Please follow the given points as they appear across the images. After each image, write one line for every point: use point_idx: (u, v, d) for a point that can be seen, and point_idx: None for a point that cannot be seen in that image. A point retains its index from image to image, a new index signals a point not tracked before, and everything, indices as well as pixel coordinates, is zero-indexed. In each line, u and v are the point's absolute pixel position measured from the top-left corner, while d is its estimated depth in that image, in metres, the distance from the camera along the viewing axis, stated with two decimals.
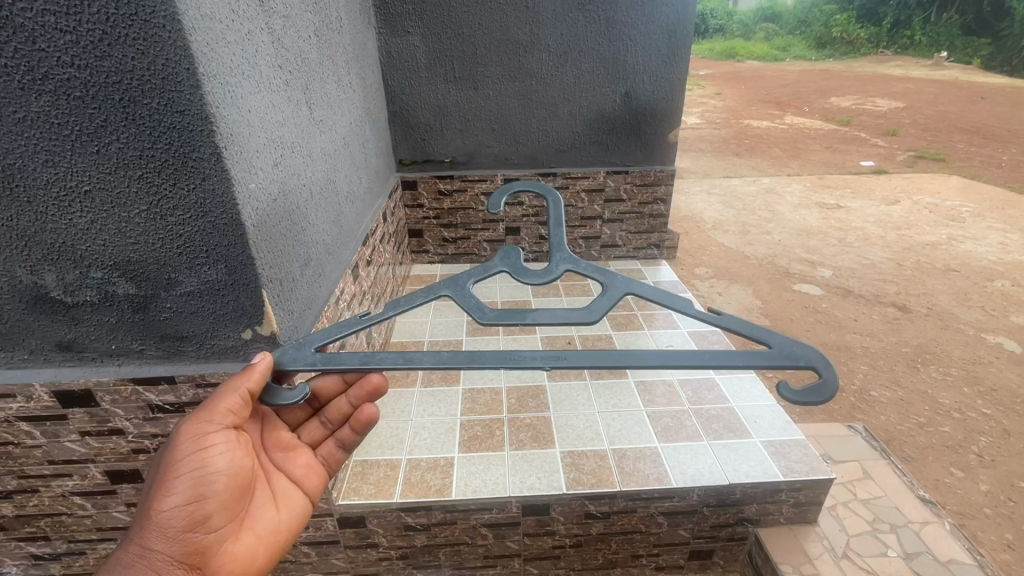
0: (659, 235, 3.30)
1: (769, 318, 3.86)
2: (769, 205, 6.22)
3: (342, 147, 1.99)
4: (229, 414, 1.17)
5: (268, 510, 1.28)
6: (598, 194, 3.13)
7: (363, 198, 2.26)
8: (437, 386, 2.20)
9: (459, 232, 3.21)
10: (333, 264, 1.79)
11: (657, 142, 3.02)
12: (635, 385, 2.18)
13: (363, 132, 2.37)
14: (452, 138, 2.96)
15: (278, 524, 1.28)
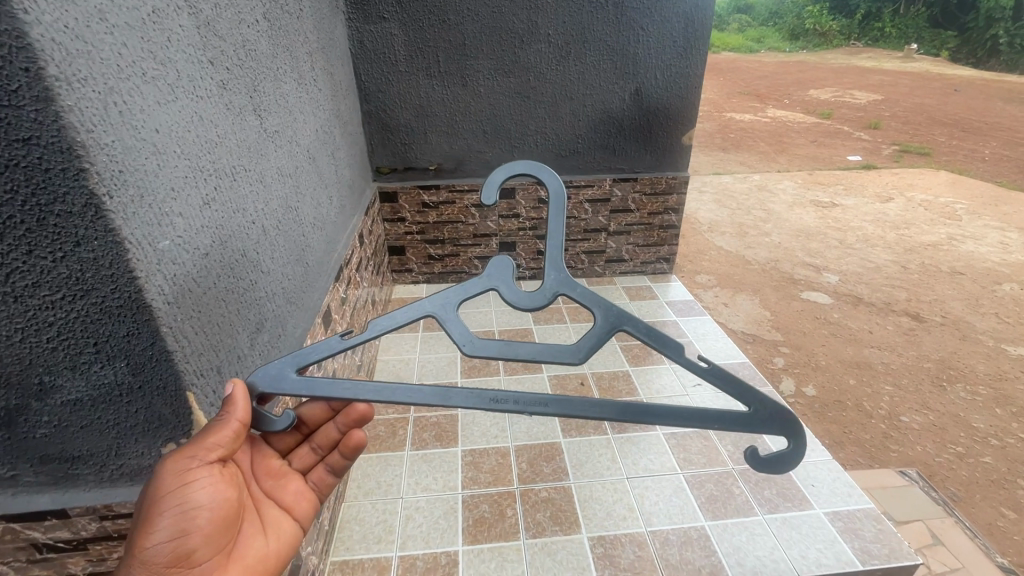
0: (670, 248, 2.97)
1: (781, 331, 3.58)
2: (763, 204, 5.97)
3: (306, 164, 1.59)
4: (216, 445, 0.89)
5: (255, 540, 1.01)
6: (603, 204, 2.78)
7: (334, 220, 1.86)
8: (431, 447, 1.83)
9: (446, 248, 2.83)
10: (298, 317, 1.40)
11: (669, 145, 2.68)
12: (665, 440, 1.85)
13: (333, 141, 1.96)
14: (438, 143, 2.57)
15: (268, 557, 1.01)
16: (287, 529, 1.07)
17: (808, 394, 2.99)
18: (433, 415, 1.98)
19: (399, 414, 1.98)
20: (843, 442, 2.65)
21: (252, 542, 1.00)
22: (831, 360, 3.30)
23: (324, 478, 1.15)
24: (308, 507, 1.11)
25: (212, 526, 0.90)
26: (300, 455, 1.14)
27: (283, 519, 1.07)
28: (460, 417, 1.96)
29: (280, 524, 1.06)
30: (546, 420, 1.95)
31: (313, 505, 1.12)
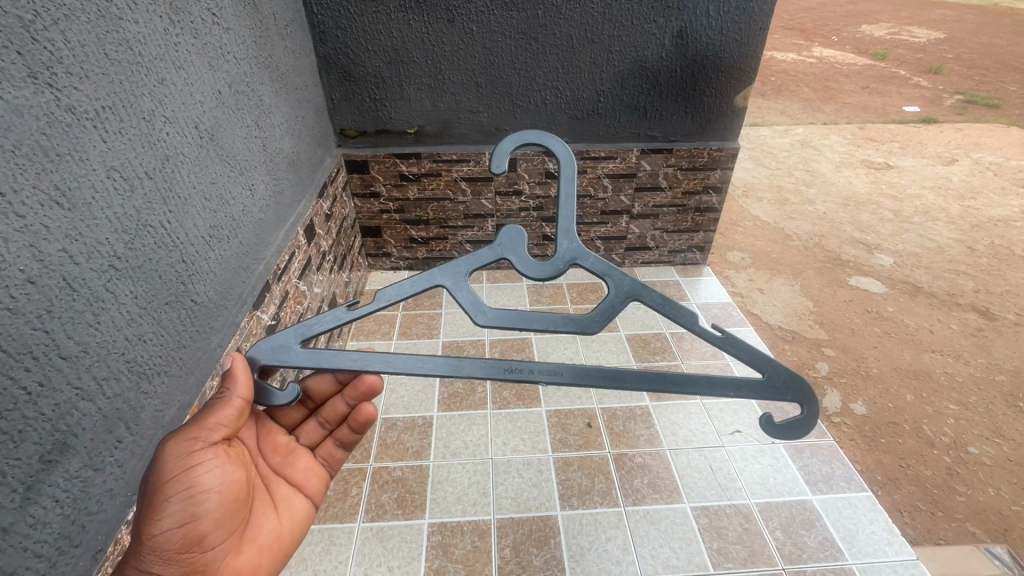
0: (705, 235, 2.42)
1: (825, 328, 3.07)
2: (806, 163, 5.24)
3: (193, 150, 1.07)
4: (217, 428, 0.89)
5: (268, 517, 1.02)
6: (627, 180, 2.23)
7: (259, 217, 1.37)
8: (389, 518, 1.43)
9: (431, 231, 2.32)
10: (161, 397, 0.94)
11: (716, 106, 2.07)
12: (695, 521, 1.42)
13: (260, 104, 1.41)
14: (418, 99, 1.99)
15: (281, 535, 1.02)
16: (298, 505, 1.08)
17: (857, 413, 2.52)
18: (396, 466, 1.56)
19: (356, 462, 1.57)
20: (899, 478, 2.21)
21: (263, 523, 1.00)
22: (884, 367, 2.80)
23: (332, 452, 1.17)
24: (318, 482, 1.13)
25: (221, 511, 0.89)
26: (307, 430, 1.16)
27: (294, 496, 1.08)
28: (432, 474, 1.54)
29: (289, 501, 1.07)
30: (540, 482, 1.52)
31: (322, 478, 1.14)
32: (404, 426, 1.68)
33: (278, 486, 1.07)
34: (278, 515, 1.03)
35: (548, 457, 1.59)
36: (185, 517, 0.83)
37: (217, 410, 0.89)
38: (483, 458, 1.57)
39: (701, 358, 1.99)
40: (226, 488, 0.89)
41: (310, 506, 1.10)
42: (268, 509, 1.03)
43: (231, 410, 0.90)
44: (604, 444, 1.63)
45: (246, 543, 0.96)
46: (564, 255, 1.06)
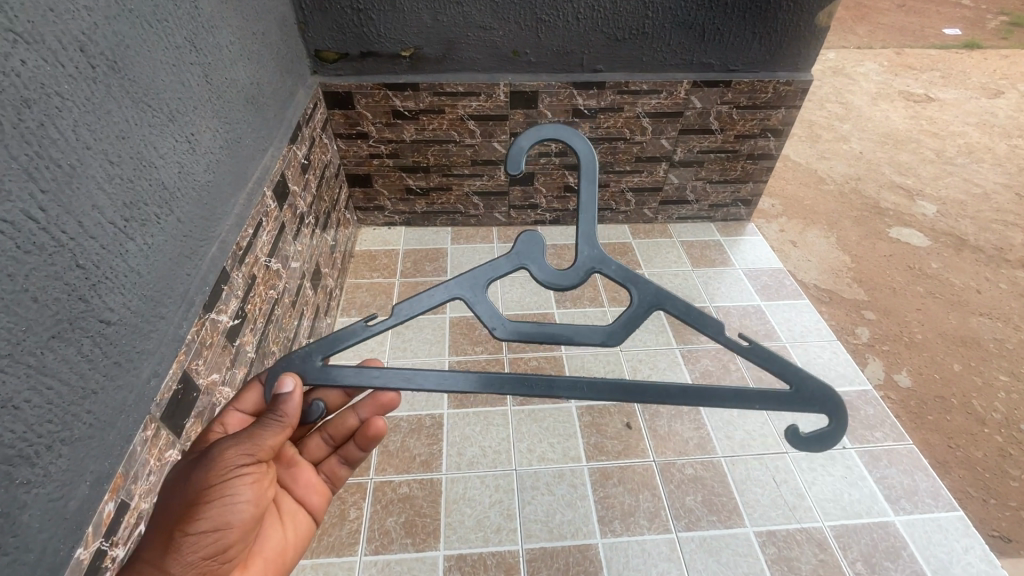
0: (754, 186, 2.07)
1: (866, 288, 2.55)
2: (839, 94, 4.29)
3: (81, 88, 0.69)
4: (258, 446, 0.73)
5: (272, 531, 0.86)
6: (671, 120, 1.83)
7: (206, 179, 0.99)
8: (397, 549, 1.19)
9: (432, 180, 1.94)
10: (58, 480, 0.63)
11: (791, 26, 1.64)
12: (761, 552, 1.21)
13: (196, 15, 0.99)
14: (414, 10, 1.54)
15: (284, 551, 0.87)
16: (303, 522, 0.92)
17: (901, 384, 2.10)
18: (402, 481, 1.31)
19: (354, 476, 1.31)
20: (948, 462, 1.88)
21: (270, 537, 0.86)
22: (929, 333, 2.36)
23: (338, 470, 0.99)
24: (322, 498, 0.96)
25: (251, 528, 0.74)
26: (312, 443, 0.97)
27: (298, 513, 0.92)
28: (445, 491, 1.29)
29: (293, 517, 0.91)
30: (575, 501, 1.28)
31: (328, 496, 0.98)
32: (409, 428, 1.41)
33: (283, 500, 0.91)
34: (282, 530, 0.88)
35: (583, 467, 1.34)
36: (217, 531, 0.69)
37: (273, 425, 0.73)
38: (507, 469, 1.33)
39: (753, 340, 1.70)
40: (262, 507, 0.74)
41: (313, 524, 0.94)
42: (274, 521, 0.87)
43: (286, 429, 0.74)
44: (647, 451, 1.38)
45: (253, 559, 0.81)
46: (586, 259, 0.82)
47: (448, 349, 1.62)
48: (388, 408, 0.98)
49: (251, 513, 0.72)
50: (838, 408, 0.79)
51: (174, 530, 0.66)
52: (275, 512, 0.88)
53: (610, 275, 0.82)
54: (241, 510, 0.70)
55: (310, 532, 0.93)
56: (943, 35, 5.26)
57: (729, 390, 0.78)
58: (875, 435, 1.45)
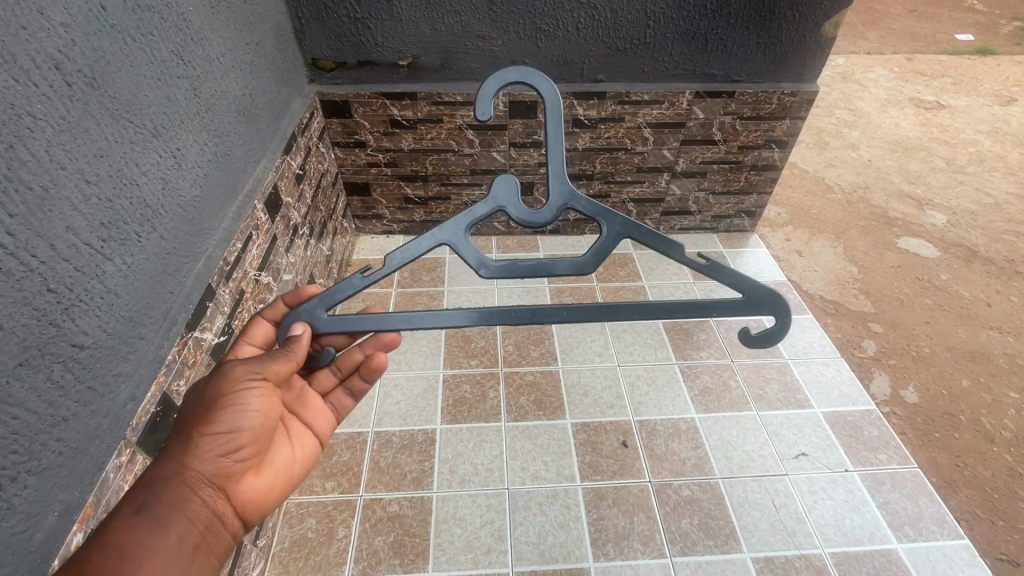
0: (757, 198, 2.03)
1: (873, 300, 2.33)
2: (847, 101, 4.16)
3: (55, 107, 0.67)
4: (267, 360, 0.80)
5: (282, 448, 0.87)
6: (673, 131, 1.80)
7: (193, 193, 0.98)
8: (384, 571, 1.17)
9: (430, 189, 1.92)
10: (22, 512, 0.61)
11: (796, 36, 1.61)
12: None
13: (184, 27, 0.97)
14: (412, 19, 1.52)
15: (295, 468, 0.89)
16: (311, 444, 0.94)
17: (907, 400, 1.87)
18: (392, 498, 1.28)
19: (343, 493, 1.29)
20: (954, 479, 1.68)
21: (279, 452, 0.87)
22: (937, 347, 2.13)
23: (340, 400, 1.01)
24: (328, 425, 0.98)
25: (261, 438, 0.79)
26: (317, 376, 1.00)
27: (305, 434, 0.93)
28: (436, 509, 1.26)
29: (302, 439, 0.92)
30: (567, 523, 1.25)
31: (334, 424, 0.99)
32: (400, 443, 1.39)
33: (291, 421, 0.92)
34: (291, 449, 0.89)
35: (577, 487, 1.31)
36: (230, 434, 0.74)
37: (281, 354, 0.82)
38: (502, 487, 1.31)
39: (754, 356, 1.67)
40: (271, 419, 0.79)
41: (320, 448, 0.96)
42: (282, 438, 0.89)
43: (294, 358, 0.82)
44: (642, 471, 1.35)
45: (264, 468, 0.83)
46: (558, 200, 0.88)
47: (442, 363, 1.60)
48: (391, 346, 1.04)
49: (260, 422, 0.77)
50: (780, 306, 0.90)
51: (189, 432, 0.72)
52: (282, 430, 0.90)
53: (581, 210, 0.88)
54: (252, 417, 0.76)
55: (317, 454, 0.95)
56: (955, 41, 5.13)
57: (689, 304, 0.88)
58: (878, 458, 1.41)
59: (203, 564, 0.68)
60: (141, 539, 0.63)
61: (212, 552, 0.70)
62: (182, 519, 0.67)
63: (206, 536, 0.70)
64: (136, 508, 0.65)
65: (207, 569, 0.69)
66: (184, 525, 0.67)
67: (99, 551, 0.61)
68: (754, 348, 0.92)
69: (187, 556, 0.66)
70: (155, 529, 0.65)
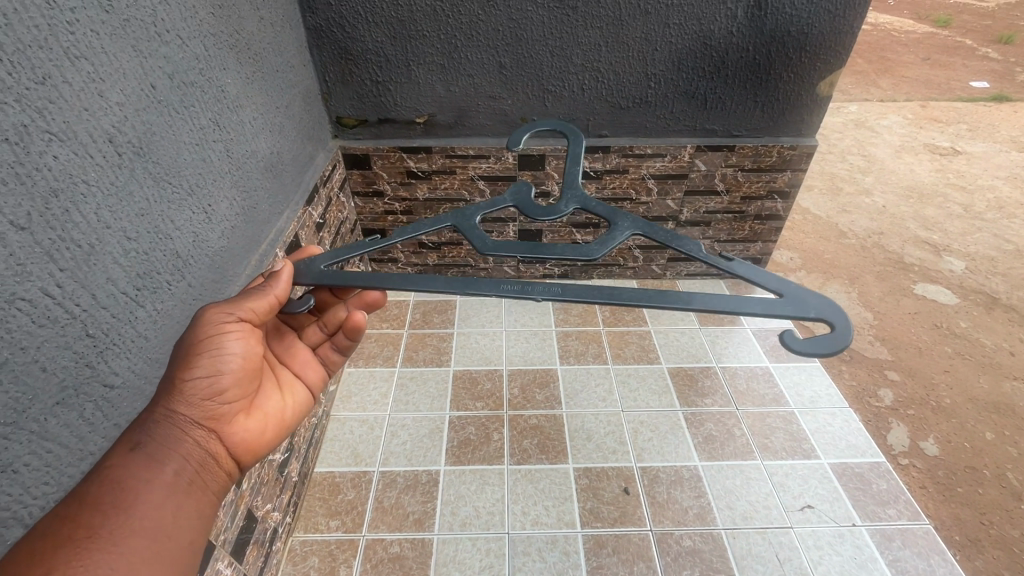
0: (762, 245, 2.07)
1: (890, 347, 2.12)
2: (861, 147, 4.11)
3: (106, 175, 0.77)
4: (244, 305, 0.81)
5: (272, 395, 0.90)
6: (676, 182, 1.87)
7: (219, 243, 1.07)
8: None
9: (443, 235, 2.01)
10: None
11: (792, 95, 1.69)
12: None
13: (222, 97, 1.09)
14: (429, 82, 1.65)
15: (287, 413, 0.91)
16: (301, 393, 0.96)
17: (927, 453, 1.64)
18: (393, 539, 1.31)
19: (346, 533, 1.32)
20: (981, 539, 1.41)
21: (269, 397, 0.89)
22: (958, 398, 1.90)
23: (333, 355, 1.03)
24: (320, 376, 1.00)
25: (246, 380, 0.82)
26: (308, 331, 1.02)
27: (295, 383, 0.95)
28: (436, 552, 1.28)
29: (292, 387, 0.94)
30: (566, 571, 1.25)
31: (324, 376, 1.01)
32: (405, 484, 1.42)
33: (280, 371, 0.94)
34: (282, 397, 0.91)
35: (577, 534, 1.32)
36: (214, 375, 0.77)
37: (259, 294, 0.82)
38: (502, 531, 1.32)
39: (759, 405, 1.67)
40: (252, 362, 0.82)
41: (312, 399, 0.98)
42: (272, 385, 0.91)
43: (270, 298, 0.83)
44: (644, 519, 1.35)
45: (254, 410, 0.85)
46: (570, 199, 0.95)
47: (449, 404, 1.64)
48: (375, 306, 1.06)
49: (242, 365, 0.80)
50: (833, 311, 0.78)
51: (175, 373, 0.74)
52: (271, 378, 0.92)
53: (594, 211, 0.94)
54: (232, 361, 0.79)
55: (308, 403, 0.97)
56: (970, 88, 5.09)
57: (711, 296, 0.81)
58: (888, 513, 1.39)
59: (196, 498, 0.72)
60: (131, 479, 0.66)
61: (206, 488, 0.74)
62: (173, 457, 0.71)
63: (199, 473, 0.74)
64: (130, 447, 0.68)
65: (201, 505, 0.72)
66: (176, 462, 0.71)
67: (97, 487, 0.64)
68: (814, 351, 0.73)
69: (180, 491, 0.70)
70: (148, 465, 0.68)
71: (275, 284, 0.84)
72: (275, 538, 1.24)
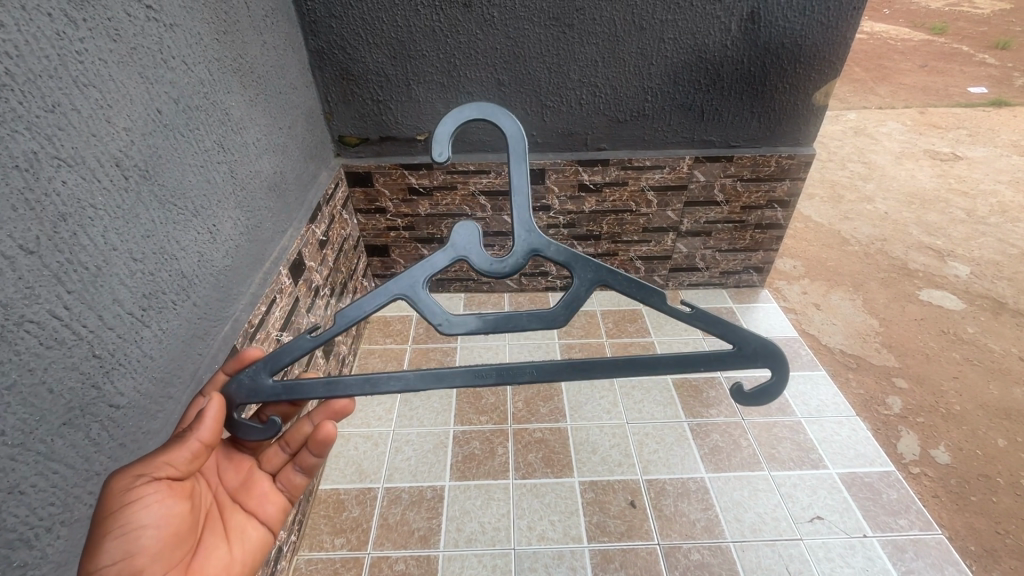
0: (764, 254, 2.08)
1: (897, 354, 2.10)
2: (861, 154, 4.11)
3: (113, 198, 0.79)
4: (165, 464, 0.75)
5: (218, 548, 0.83)
6: (676, 193, 1.88)
7: (223, 263, 1.08)
8: None
9: None
10: (54, 562, 0.68)
11: (788, 105, 1.70)
12: None
13: (226, 120, 1.11)
14: (429, 100, 1.68)
15: (235, 567, 0.84)
16: (253, 536, 0.89)
17: (939, 462, 1.62)
18: (398, 557, 1.30)
19: (352, 550, 1.31)
20: (997, 549, 1.38)
21: (213, 552, 0.82)
22: (968, 405, 1.88)
23: (294, 479, 0.96)
24: (277, 508, 0.93)
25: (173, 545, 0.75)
26: (266, 457, 0.95)
27: (247, 525, 0.89)
28: (441, 569, 1.27)
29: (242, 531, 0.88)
30: None
31: (283, 506, 0.95)
32: (410, 500, 1.42)
33: (230, 514, 0.88)
34: (229, 547, 0.85)
35: (584, 549, 1.31)
36: (130, 556, 0.70)
37: (178, 445, 0.76)
38: (508, 547, 1.31)
39: (766, 414, 1.66)
40: (176, 523, 0.76)
41: (269, 536, 0.91)
42: (218, 534, 0.84)
43: (191, 449, 0.77)
44: (651, 533, 1.34)
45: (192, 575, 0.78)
46: (521, 245, 0.83)
47: (453, 419, 1.63)
48: (342, 414, 0.99)
49: (163, 532, 0.74)
50: (778, 360, 0.83)
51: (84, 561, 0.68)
52: (219, 526, 0.85)
53: (548, 257, 0.83)
54: (152, 529, 0.73)
55: (263, 543, 0.90)
56: (969, 94, 5.10)
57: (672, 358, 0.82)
58: (899, 523, 1.37)
59: None
60: None
61: None
62: None
63: None
64: None
65: None
66: None
67: None
68: (749, 404, 0.86)
69: None
70: None
71: (199, 428, 0.78)
72: (280, 556, 1.23)
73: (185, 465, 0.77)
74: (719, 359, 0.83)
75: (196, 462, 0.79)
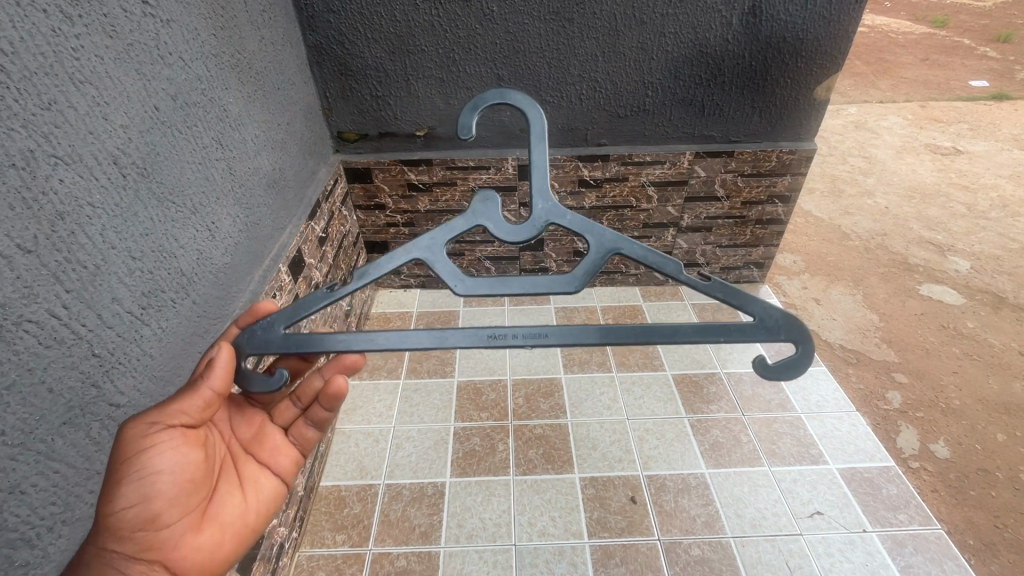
0: (764, 250, 2.07)
1: (896, 348, 2.10)
2: (862, 148, 4.10)
3: (111, 197, 0.78)
4: (176, 412, 0.75)
5: (233, 496, 0.84)
6: (676, 188, 1.88)
7: (222, 261, 1.08)
8: None
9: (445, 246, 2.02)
10: (55, 560, 0.68)
11: (789, 100, 1.70)
12: None
13: (224, 116, 1.11)
14: (428, 96, 1.67)
15: (249, 516, 0.85)
16: (267, 486, 0.89)
17: (938, 456, 1.62)
18: (400, 553, 1.30)
19: (354, 546, 1.32)
20: (995, 543, 1.38)
21: (226, 500, 0.83)
22: (967, 399, 1.88)
23: (307, 431, 0.95)
24: (291, 459, 0.93)
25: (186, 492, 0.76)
26: (279, 409, 0.95)
27: (261, 475, 0.89)
28: (442, 565, 1.27)
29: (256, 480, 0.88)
30: None
31: (297, 457, 0.94)
32: (411, 496, 1.42)
33: (244, 463, 0.88)
34: (243, 495, 0.85)
35: (584, 544, 1.31)
36: (146, 500, 0.72)
37: (189, 394, 0.76)
38: (508, 543, 1.31)
39: (766, 410, 1.66)
40: (190, 470, 0.77)
41: (282, 486, 0.91)
42: (231, 483, 0.85)
43: (202, 399, 0.77)
44: (651, 529, 1.34)
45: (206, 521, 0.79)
46: (539, 213, 0.82)
47: (453, 415, 1.63)
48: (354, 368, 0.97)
49: (177, 478, 0.75)
50: (799, 333, 0.80)
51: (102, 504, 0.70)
52: (233, 476, 0.86)
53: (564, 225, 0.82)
54: (166, 475, 0.74)
55: (278, 492, 0.90)
56: (970, 88, 5.08)
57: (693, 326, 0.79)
58: (899, 518, 1.38)
59: None
60: None
61: None
62: None
63: None
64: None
65: None
66: None
67: None
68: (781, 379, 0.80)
69: None
70: None
71: (207, 377, 0.77)
72: (282, 553, 1.24)
73: (196, 415, 0.78)
74: (742, 331, 0.80)
75: (209, 411, 0.79)
